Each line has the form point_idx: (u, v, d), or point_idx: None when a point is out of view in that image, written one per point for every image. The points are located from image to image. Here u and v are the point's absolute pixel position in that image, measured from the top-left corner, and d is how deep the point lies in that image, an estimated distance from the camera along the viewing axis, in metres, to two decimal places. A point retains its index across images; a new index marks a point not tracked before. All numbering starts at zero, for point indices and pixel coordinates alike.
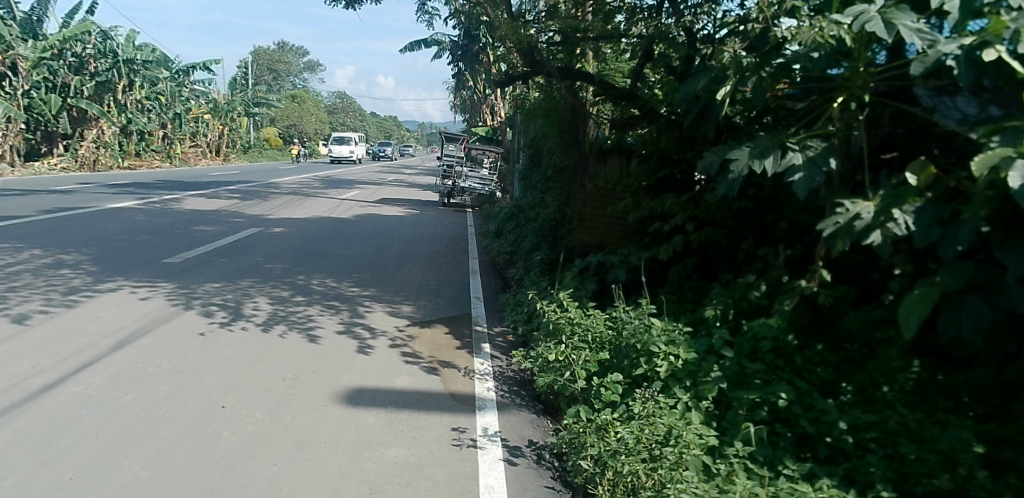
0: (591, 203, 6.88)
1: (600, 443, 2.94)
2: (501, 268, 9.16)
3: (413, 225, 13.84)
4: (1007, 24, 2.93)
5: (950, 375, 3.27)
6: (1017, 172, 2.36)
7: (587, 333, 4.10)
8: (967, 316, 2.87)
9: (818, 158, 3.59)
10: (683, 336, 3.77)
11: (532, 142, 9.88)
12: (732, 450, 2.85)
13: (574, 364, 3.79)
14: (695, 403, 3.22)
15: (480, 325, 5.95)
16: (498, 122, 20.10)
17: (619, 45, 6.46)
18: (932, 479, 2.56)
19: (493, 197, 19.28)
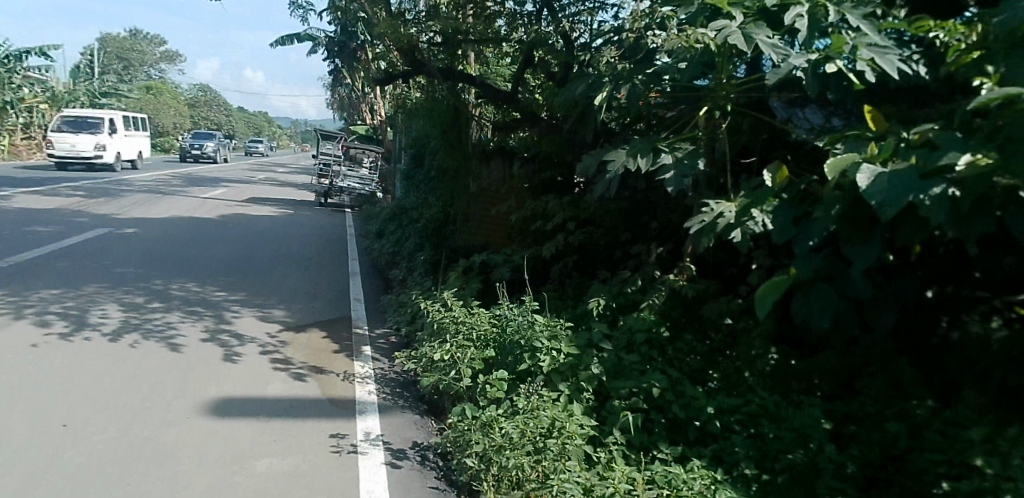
0: (479, 201, 7.19)
1: (485, 439, 2.91)
2: (383, 268, 8.97)
3: (286, 225, 13.23)
4: (846, 41, 3.25)
5: (802, 359, 3.85)
6: (866, 175, 2.70)
7: (472, 331, 4.08)
8: (817, 305, 3.12)
9: (687, 159, 3.80)
10: (566, 332, 3.85)
11: (414, 142, 9.82)
12: (611, 438, 2.96)
13: (459, 363, 3.73)
14: (577, 395, 3.29)
15: (361, 328, 5.76)
16: (379, 122, 19.76)
17: (500, 47, 6.49)
18: (788, 455, 2.80)
19: (374, 198, 18.89)
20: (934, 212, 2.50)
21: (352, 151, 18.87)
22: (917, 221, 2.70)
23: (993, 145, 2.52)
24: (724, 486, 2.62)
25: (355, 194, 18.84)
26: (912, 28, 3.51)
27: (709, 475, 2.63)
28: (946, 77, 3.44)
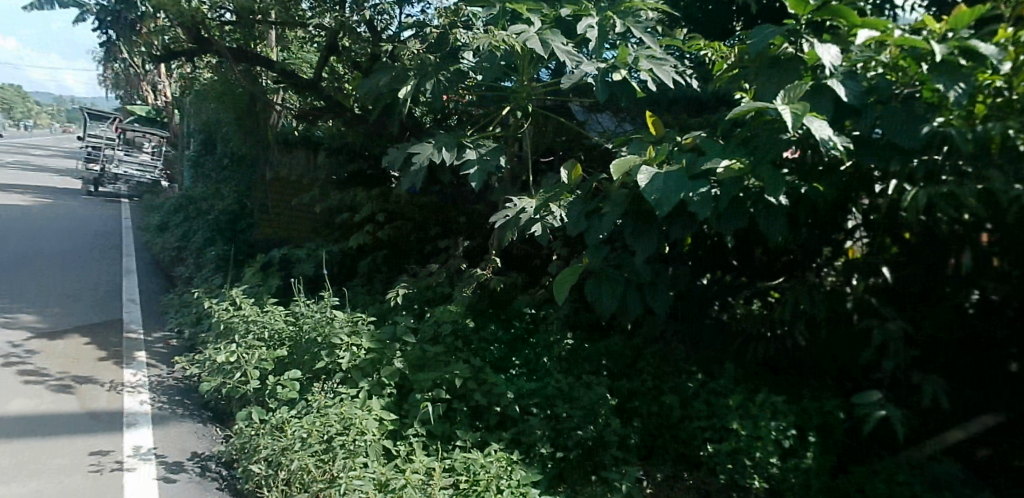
0: (274, 193, 6.71)
1: (272, 442, 2.77)
2: (166, 265, 8.13)
3: (41, 216, 11.45)
4: (630, 54, 3.53)
5: (594, 342, 4.11)
6: (645, 176, 3.00)
7: (264, 330, 3.88)
8: (607, 287, 3.36)
9: (490, 155, 3.93)
10: (368, 326, 3.78)
11: (204, 125, 9.03)
12: (411, 430, 2.99)
13: (246, 364, 3.53)
14: (378, 390, 3.25)
15: (133, 333, 5.20)
16: (165, 103, 17.91)
17: (302, 31, 6.16)
18: (579, 431, 3.08)
19: (158, 187, 17.08)
20: (698, 207, 2.93)
21: (130, 134, 17.01)
22: (686, 216, 3.13)
23: (744, 152, 3.09)
24: (519, 465, 2.76)
25: (133, 182, 17.05)
26: (687, 46, 3.95)
27: (506, 457, 2.75)
28: (711, 91, 3.94)
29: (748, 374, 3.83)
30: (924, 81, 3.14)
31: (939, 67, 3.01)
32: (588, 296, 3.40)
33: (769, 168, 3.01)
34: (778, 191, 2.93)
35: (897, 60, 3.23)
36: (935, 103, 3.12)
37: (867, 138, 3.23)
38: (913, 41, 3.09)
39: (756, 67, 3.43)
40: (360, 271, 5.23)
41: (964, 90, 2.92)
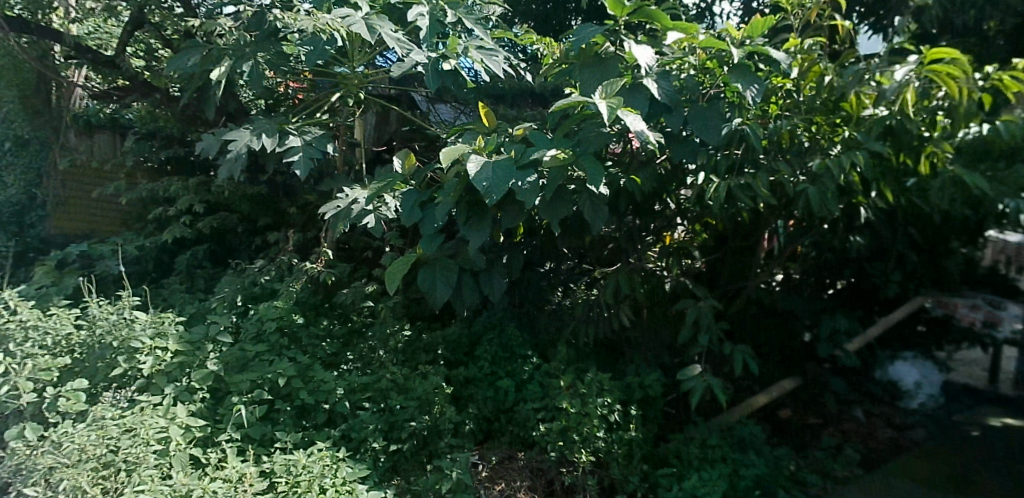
0: (79, 180, 6.35)
1: (52, 453, 2.51)
2: None
3: None
4: (460, 43, 3.52)
5: (431, 334, 4.02)
6: (475, 163, 2.92)
7: (46, 334, 3.35)
8: (442, 278, 3.21)
9: (317, 143, 3.81)
10: (176, 327, 3.48)
11: None
12: (225, 437, 2.90)
13: (14, 375, 3.07)
14: (186, 396, 3.07)
15: None
16: None
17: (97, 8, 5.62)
18: (413, 422, 3.13)
19: None
20: (526, 195, 2.94)
21: None
22: (514, 206, 3.14)
23: (569, 145, 3.23)
24: (346, 462, 2.79)
25: None
26: (520, 39, 4.01)
27: (331, 455, 2.75)
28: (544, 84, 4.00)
29: (580, 357, 4.01)
30: (725, 82, 3.54)
31: (735, 68, 3.40)
32: (421, 288, 3.22)
33: (590, 158, 3.10)
34: (598, 181, 3.00)
35: (703, 62, 3.56)
36: (735, 103, 3.58)
37: (676, 133, 3.50)
38: (713, 44, 3.43)
39: (580, 63, 3.53)
40: (179, 268, 5.00)
41: (755, 90, 3.34)
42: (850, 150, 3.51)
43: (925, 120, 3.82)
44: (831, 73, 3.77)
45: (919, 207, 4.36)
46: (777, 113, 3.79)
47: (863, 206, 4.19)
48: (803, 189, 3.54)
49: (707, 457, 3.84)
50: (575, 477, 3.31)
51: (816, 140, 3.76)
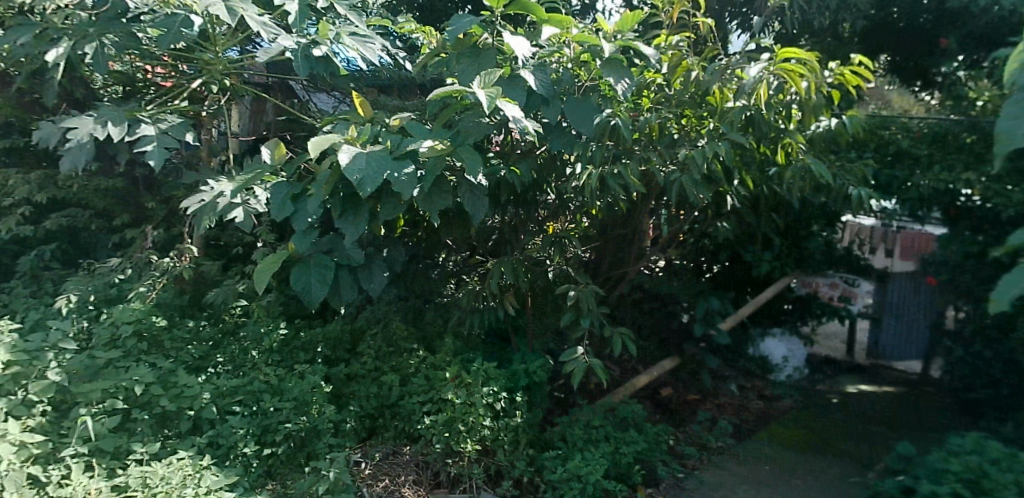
0: None
1: None
2: None
3: None
4: (331, 29, 3.42)
5: (309, 332, 3.92)
6: (346, 153, 2.82)
7: None
8: (316, 273, 3.09)
9: (172, 131, 3.64)
10: (12, 334, 3.20)
11: None
12: (69, 452, 2.69)
13: None
14: (27, 410, 2.79)
15: None
16: None
17: None
18: (288, 424, 3.07)
19: None
20: (403, 186, 2.86)
21: None
22: (393, 198, 3.06)
23: (448, 135, 3.20)
24: (210, 470, 2.72)
25: None
26: (399, 28, 3.94)
27: (195, 466, 2.68)
28: (423, 72, 3.97)
29: (467, 347, 4.07)
30: (600, 75, 3.62)
31: (608, 63, 3.50)
32: (293, 284, 3.10)
33: (467, 148, 3.08)
34: (477, 171, 2.98)
35: (578, 56, 3.63)
36: (609, 96, 3.69)
37: (554, 124, 3.57)
38: (586, 38, 3.52)
39: (457, 54, 3.51)
40: (19, 268, 4.74)
41: (626, 84, 3.48)
42: (714, 141, 3.76)
43: (781, 113, 4.11)
44: (697, 68, 3.91)
45: (778, 194, 4.74)
46: (649, 106, 3.95)
47: (729, 195, 4.43)
48: (672, 178, 3.74)
49: (590, 436, 3.98)
50: (462, 467, 3.36)
51: (683, 132, 4.02)
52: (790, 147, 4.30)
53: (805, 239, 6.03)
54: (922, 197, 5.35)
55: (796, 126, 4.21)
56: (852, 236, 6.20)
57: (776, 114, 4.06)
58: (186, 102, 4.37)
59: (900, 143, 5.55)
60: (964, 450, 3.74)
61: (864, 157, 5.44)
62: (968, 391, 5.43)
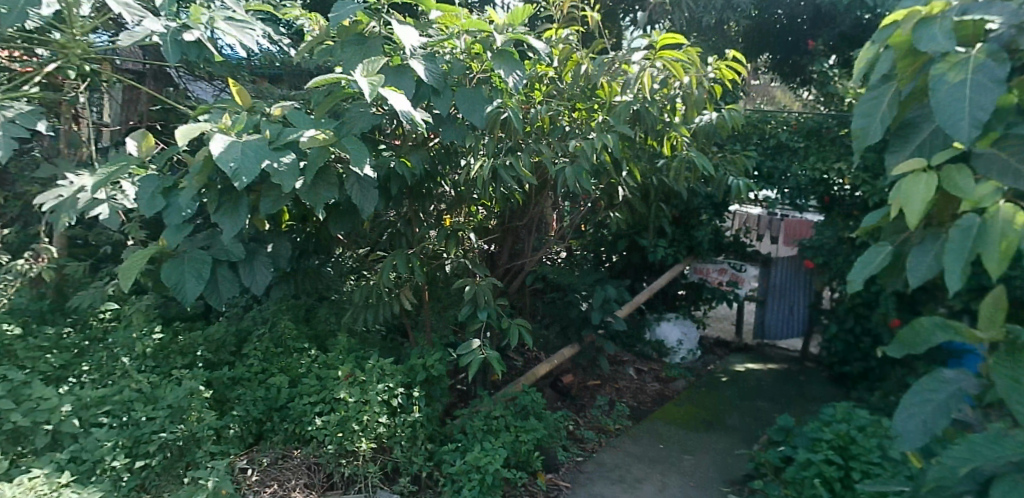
0: None
1: None
2: None
3: None
4: (203, 13, 3.25)
5: (188, 334, 3.70)
6: (219, 143, 2.69)
7: None
8: (190, 270, 2.95)
9: (22, 120, 3.37)
10: None
11: None
12: None
13: None
14: None
15: None
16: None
17: None
18: (162, 433, 2.93)
19: None
20: (283, 177, 2.77)
21: None
22: (273, 190, 2.95)
23: (331, 125, 3.12)
24: (71, 488, 2.62)
25: None
26: (282, 14, 3.77)
27: (53, 484, 2.59)
28: (309, 61, 3.84)
29: (361, 345, 4.01)
30: (491, 67, 3.64)
31: (500, 55, 3.52)
32: (165, 281, 2.94)
33: (352, 138, 3.02)
34: (362, 162, 2.93)
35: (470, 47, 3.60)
36: (501, 88, 3.73)
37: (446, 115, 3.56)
38: (477, 29, 3.51)
39: (341, 42, 3.39)
40: None
41: (517, 77, 3.50)
42: (601, 133, 3.87)
43: (666, 107, 4.28)
44: (586, 62, 4.01)
45: (667, 185, 4.94)
46: (540, 99, 4.00)
47: (619, 186, 4.58)
48: (563, 170, 3.83)
49: (490, 427, 4.00)
50: (356, 467, 3.32)
51: (575, 126, 4.12)
52: (675, 140, 4.58)
53: (695, 227, 6.33)
54: (803, 184, 5.85)
55: (681, 119, 4.41)
56: (740, 225, 6.99)
57: (662, 107, 4.23)
58: (43, 88, 4.04)
59: (781, 136, 5.99)
60: (834, 419, 4.06)
61: (746, 150, 5.77)
62: (840, 364, 5.90)
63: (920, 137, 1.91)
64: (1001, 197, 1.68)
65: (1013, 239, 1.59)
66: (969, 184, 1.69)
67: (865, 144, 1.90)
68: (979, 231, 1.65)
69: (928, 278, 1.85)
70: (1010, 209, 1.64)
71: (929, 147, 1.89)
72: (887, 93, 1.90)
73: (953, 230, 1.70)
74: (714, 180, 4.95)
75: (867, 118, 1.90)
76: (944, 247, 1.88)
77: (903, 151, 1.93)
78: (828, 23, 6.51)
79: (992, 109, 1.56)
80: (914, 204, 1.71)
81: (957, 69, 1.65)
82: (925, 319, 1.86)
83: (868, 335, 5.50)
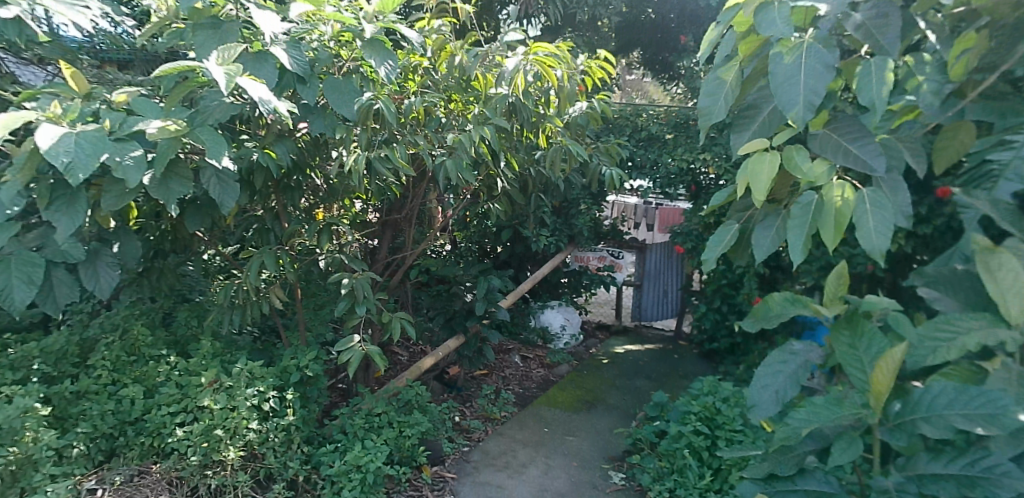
0: None
1: None
2: None
3: None
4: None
5: (20, 347, 3.30)
6: (47, 133, 2.40)
7: None
8: (18, 274, 2.62)
9: None
10: None
11: None
12: None
13: None
14: None
15: None
16: None
17: None
18: None
19: None
20: (128, 171, 2.51)
21: None
22: (118, 184, 2.68)
23: (184, 115, 2.89)
24: None
25: None
26: None
27: None
28: (157, 45, 3.54)
29: (229, 349, 3.80)
30: (362, 56, 3.54)
31: (370, 45, 3.39)
32: None
33: (207, 129, 2.81)
34: (220, 154, 2.73)
35: (338, 35, 3.49)
36: (372, 79, 3.65)
37: (313, 105, 3.40)
38: (342, 18, 3.37)
39: (193, 25, 3.13)
40: None
41: (389, 67, 3.41)
42: (478, 126, 3.87)
43: (540, 99, 4.38)
44: (460, 54, 3.95)
45: (545, 176, 5.03)
46: (414, 90, 3.98)
47: (498, 177, 4.62)
48: (441, 162, 3.81)
49: (371, 424, 3.93)
50: (224, 477, 3.26)
51: (450, 118, 4.14)
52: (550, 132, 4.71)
53: (574, 216, 6.54)
54: (671, 174, 6.18)
55: (555, 111, 4.52)
56: (619, 213, 7.31)
57: (535, 100, 4.32)
58: None
59: (651, 128, 6.30)
60: (701, 392, 4.36)
61: (620, 141, 6.00)
62: (708, 340, 6.32)
63: (760, 115, 1.84)
64: (834, 174, 1.72)
65: (843, 208, 1.65)
66: (806, 161, 1.68)
67: (709, 122, 1.86)
68: (816, 206, 1.70)
69: (771, 252, 1.88)
70: (843, 185, 1.68)
71: (767, 127, 1.82)
72: (730, 72, 1.88)
73: (793, 207, 1.74)
74: (589, 170, 5.11)
75: (711, 98, 1.87)
76: (783, 221, 1.94)
77: (746, 129, 1.86)
78: (693, 22, 6.91)
79: (825, 92, 1.55)
80: (760, 182, 1.67)
81: (791, 52, 1.62)
82: (777, 293, 1.76)
83: (732, 313, 5.93)
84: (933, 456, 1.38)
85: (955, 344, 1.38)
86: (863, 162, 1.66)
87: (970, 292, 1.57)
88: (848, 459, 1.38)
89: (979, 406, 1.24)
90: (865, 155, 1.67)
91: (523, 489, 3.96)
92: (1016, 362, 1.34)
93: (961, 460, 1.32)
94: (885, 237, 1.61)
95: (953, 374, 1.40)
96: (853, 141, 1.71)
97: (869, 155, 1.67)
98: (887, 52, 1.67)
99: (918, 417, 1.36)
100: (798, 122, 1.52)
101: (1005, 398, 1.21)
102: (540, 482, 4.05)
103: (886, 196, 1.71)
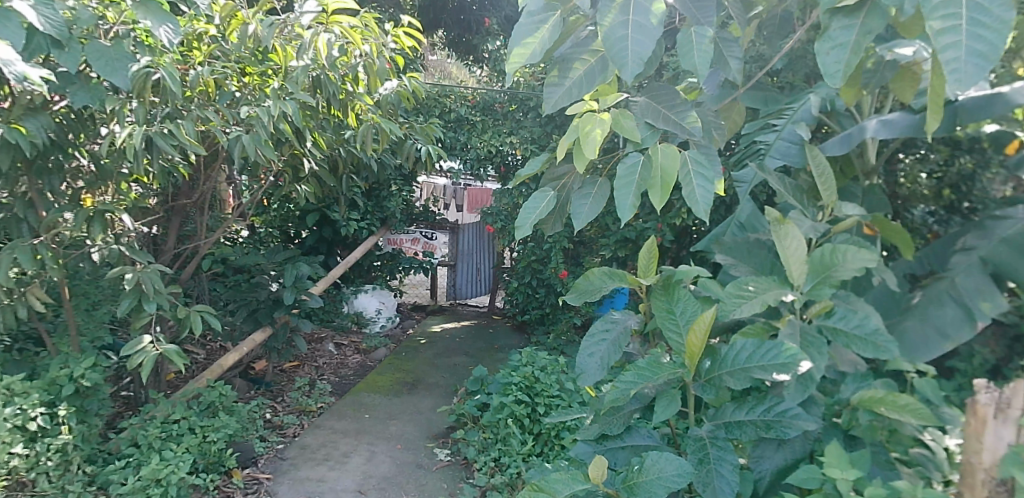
0: None
1: None
2: None
3: None
4: None
5: None
6: None
7: None
8: None
9: None
10: None
11: None
12: None
13: None
14: None
15: None
16: None
17: None
18: None
19: None
20: None
21: None
22: None
23: None
24: None
25: None
26: None
27: None
28: None
29: None
30: (133, 18, 3.07)
31: (145, 5, 2.95)
32: None
33: None
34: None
35: None
36: (150, 46, 3.17)
37: (75, 73, 2.88)
38: None
39: None
40: None
41: (170, 30, 2.98)
42: (278, 99, 3.57)
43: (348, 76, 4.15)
44: (253, 22, 3.59)
45: (355, 157, 4.83)
46: (201, 60, 3.54)
47: (304, 157, 4.33)
48: (238, 139, 3.48)
49: (168, 432, 3.52)
50: None
51: (245, 92, 3.79)
52: (359, 109, 4.49)
53: (386, 199, 6.41)
54: (480, 156, 6.34)
55: (364, 88, 4.31)
56: (428, 195, 7.32)
57: (342, 76, 4.08)
58: None
59: (460, 110, 6.34)
60: (519, 364, 4.57)
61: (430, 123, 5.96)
62: (521, 313, 6.58)
63: (573, 72, 1.75)
64: (655, 138, 1.74)
65: (671, 176, 1.64)
66: (633, 125, 1.66)
67: (523, 69, 1.67)
68: (642, 169, 1.71)
69: (589, 220, 1.90)
70: (667, 147, 1.67)
71: (586, 85, 1.73)
72: (551, 19, 1.70)
73: (619, 168, 1.74)
74: (403, 149, 4.99)
75: (530, 42, 1.66)
76: (601, 189, 1.95)
77: (561, 85, 1.75)
78: (495, 6, 7.07)
79: (653, 47, 1.47)
80: (589, 141, 1.64)
81: (618, 8, 1.51)
82: (597, 267, 1.81)
83: (542, 286, 6.22)
84: (737, 405, 1.55)
85: (755, 300, 1.52)
86: (679, 124, 1.72)
87: (763, 258, 1.80)
88: (668, 415, 1.50)
89: (772, 358, 1.42)
90: (682, 120, 1.73)
91: (346, 480, 3.82)
92: (799, 315, 1.54)
93: (759, 407, 1.50)
94: (708, 198, 1.66)
95: (750, 333, 1.57)
96: (671, 107, 1.77)
97: (687, 120, 1.73)
98: (702, 23, 1.64)
99: (724, 372, 1.51)
100: (626, 79, 1.44)
101: (793, 347, 1.40)
102: (363, 471, 3.95)
103: (704, 161, 1.75)
